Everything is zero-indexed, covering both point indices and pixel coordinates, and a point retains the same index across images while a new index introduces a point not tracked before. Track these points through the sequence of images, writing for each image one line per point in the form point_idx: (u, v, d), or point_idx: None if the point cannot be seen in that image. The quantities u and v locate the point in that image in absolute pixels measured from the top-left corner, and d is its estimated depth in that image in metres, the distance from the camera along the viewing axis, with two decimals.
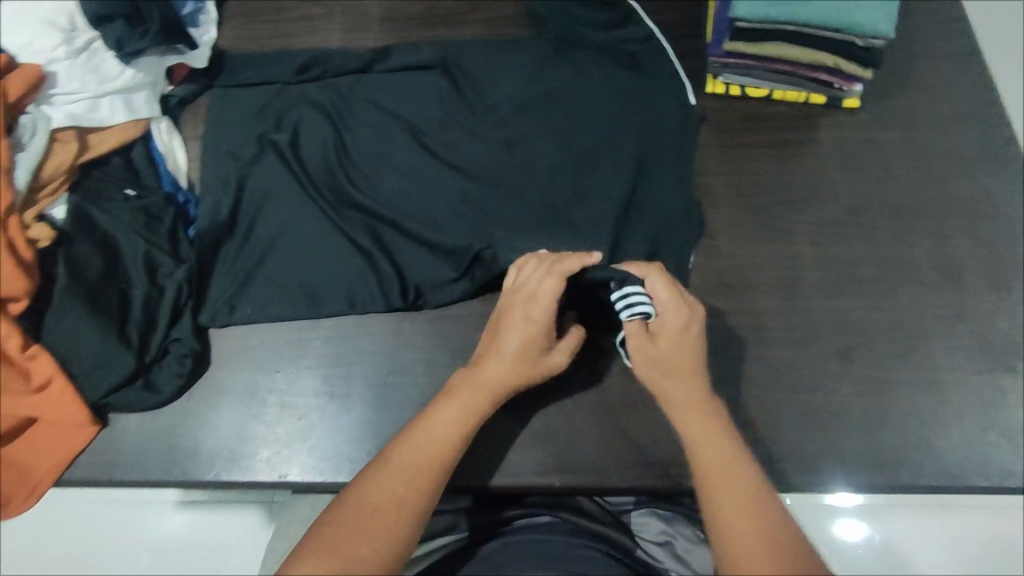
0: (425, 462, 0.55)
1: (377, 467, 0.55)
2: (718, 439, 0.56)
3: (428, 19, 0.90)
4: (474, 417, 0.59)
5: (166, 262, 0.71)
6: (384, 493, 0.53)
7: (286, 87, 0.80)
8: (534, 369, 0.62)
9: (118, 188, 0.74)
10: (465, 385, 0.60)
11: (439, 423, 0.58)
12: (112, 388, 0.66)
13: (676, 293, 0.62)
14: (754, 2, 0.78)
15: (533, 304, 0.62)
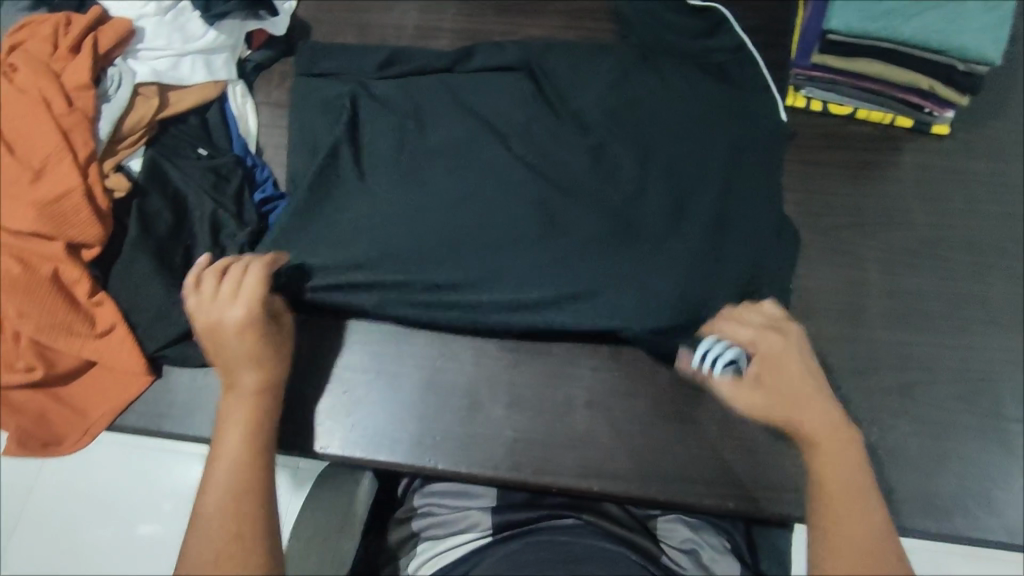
0: (237, 484, 0.55)
1: (209, 491, 0.54)
2: (857, 483, 0.55)
3: (506, 7, 0.89)
4: (262, 427, 0.59)
5: (230, 223, 0.72)
6: (213, 524, 0.53)
7: (367, 83, 0.79)
8: (268, 361, 0.62)
9: (193, 146, 0.75)
10: (245, 387, 0.60)
11: (229, 452, 0.57)
12: (169, 341, 0.68)
13: (775, 328, 0.63)
14: (851, 15, 0.73)
15: (236, 301, 0.61)
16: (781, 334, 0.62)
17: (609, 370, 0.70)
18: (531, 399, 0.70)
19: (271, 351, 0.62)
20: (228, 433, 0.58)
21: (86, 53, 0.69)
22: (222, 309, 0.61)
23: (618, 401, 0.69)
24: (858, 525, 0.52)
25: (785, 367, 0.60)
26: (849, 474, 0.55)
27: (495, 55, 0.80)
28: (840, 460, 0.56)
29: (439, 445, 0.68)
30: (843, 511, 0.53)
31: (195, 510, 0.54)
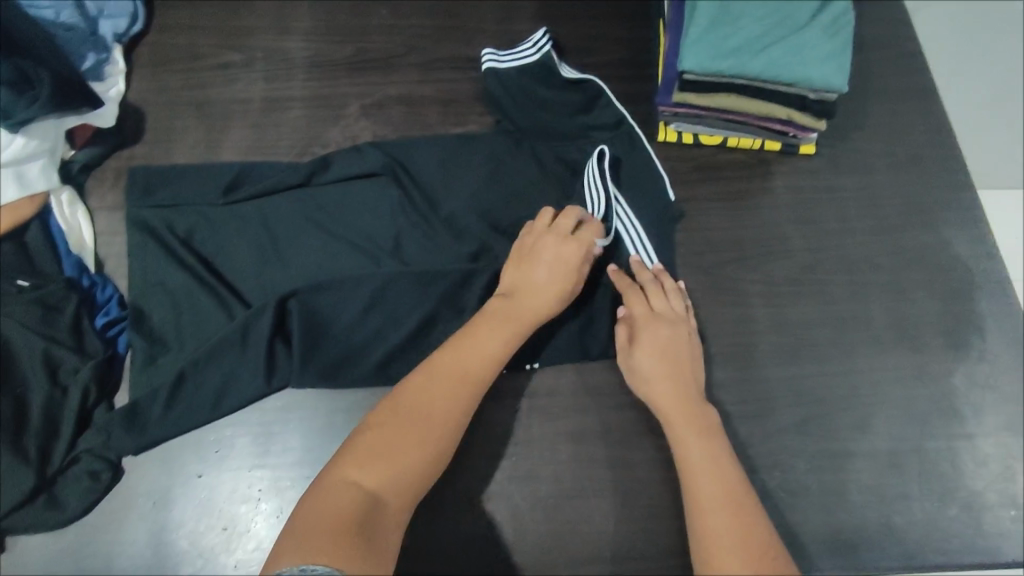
0: (453, 405, 0.57)
1: (427, 390, 0.58)
2: (728, 475, 0.57)
3: (358, 63, 0.86)
4: (519, 334, 0.62)
5: (69, 359, 0.66)
6: (431, 411, 0.57)
7: (208, 209, 0.73)
8: (570, 271, 0.65)
9: (12, 279, 0.67)
10: (504, 311, 0.63)
11: (448, 376, 0.59)
12: (8, 510, 0.61)
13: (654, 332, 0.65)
14: (704, 54, 0.72)
15: (551, 235, 0.66)
16: (665, 325, 0.65)
17: (506, 455, 0.67)
18: (427, 500, 0.65)
19: (572, 281, 0.65)
20: (477, 333, 0.61)
21: None
22: (538, 237, 0.66)
23: (518, 487, 0.66)
24: (729, 523, 0.54)
25: (668, 344, 0.64)
26: (717, 476, 0.57)
27: (355, 161, 0.75)
28: (705, 460, 0.58)
29: None
30: (697, 463, 0.58)
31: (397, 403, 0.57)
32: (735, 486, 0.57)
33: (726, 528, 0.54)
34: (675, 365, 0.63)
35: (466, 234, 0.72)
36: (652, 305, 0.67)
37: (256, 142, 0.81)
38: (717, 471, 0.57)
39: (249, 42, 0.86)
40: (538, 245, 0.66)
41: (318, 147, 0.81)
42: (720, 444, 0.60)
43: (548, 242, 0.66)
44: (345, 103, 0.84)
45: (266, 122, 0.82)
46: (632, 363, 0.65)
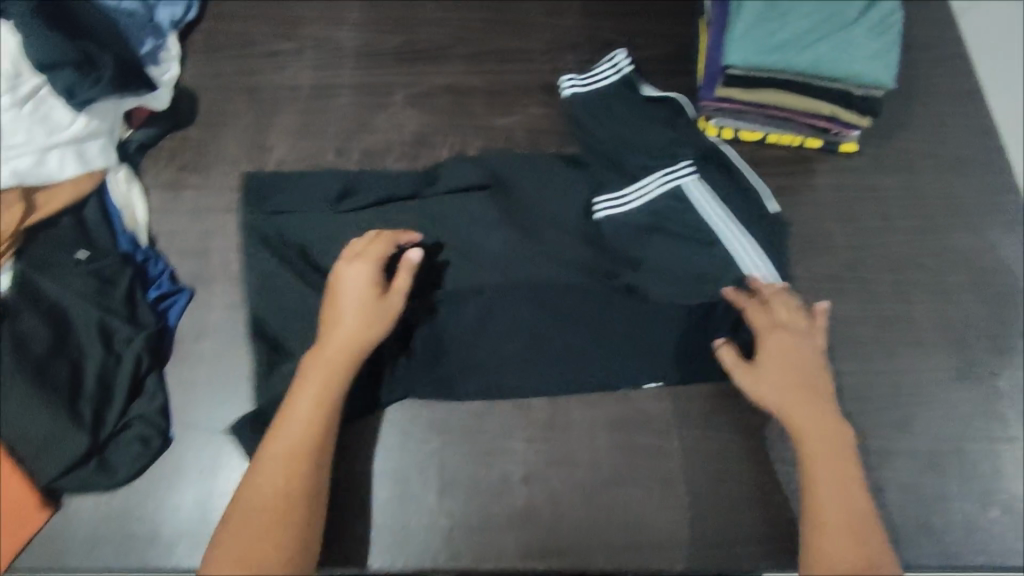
0: (301, 459, 0.58)
1: (262, 470, 0.58)
2: (851, 494, 0.59)
3: (405, 54, 0.88)
4: (337, 381, 0.61)
5: (123, 329, 0.67)
6: (275, 482, 0.57)
7: (312, 210, 0.75)
8: (377, 317, 0.63)
9: (70, 249, 0.69)
10: (314, 363, 0.62)
11: (290, 433, 0.59)
12: (62, 471, 0.62)
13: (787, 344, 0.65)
14: (750, 49, 0.72)
15: (359, 265, 0.64)
16: (796, 340, 0.66)
17: (544, 438, 0.68)
18: (465, 479, 0.66)
19: (375, 321, 0.63)
20: (299, 402, 0.60)
21: None
22: (340, 274, 0.64)
23: (556, 470, 0.67)
24: (850, 546, 0.57)
25: (792, 361, 0.65)
26: (842, 495, 0.59)
27: (459, 172, 0.77)
28: (830, 478, 0.60)
29: (373, 545, 0.64)
30: (823, 482, 0.60)
31: (252, 475, 0.58)
32: (860, 509, 0.59)
33: (843, 547, 0.57)
34: (806, 382, 0.64)
35: (546, 237, 0.74)
36: (779, 318, 0.67)
37: (305, 127, 0.83)
38: (842, 491, 0.59)
39: (301, 31, 0.88)
40: (347, 282, 0.64)
41: (365, 134, 0.83)
42: (857, 470, 0.61)
43: (359, 289, 0.64)
44: (392, 93, 0.86)
45: (316, 109, 0.84)
46: (756, 378, 0.65)
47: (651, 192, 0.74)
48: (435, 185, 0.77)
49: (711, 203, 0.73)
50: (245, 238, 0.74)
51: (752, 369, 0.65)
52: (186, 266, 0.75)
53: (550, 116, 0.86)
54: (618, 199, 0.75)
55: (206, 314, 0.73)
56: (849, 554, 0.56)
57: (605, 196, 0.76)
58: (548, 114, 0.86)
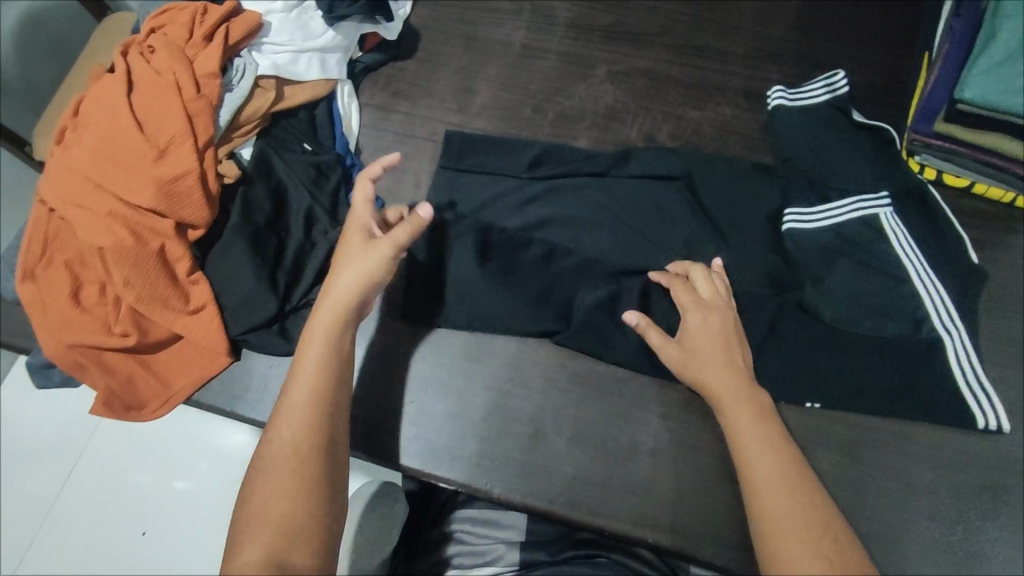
0: (316, 407, 0.54)
1: (283, 419, 0.54)
2: (790, 470, 0.54)
3: (613, 32, 0.91)
4: (330, 338, 0.58)
5: (324, 220, 0.75)
6: (290, 444, 0.52)
7: (514, 181, 0.79)
8: (371, 257, 0.61)
9: (299, 140, 0.78)
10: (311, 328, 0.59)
11: (309, 369, 0.57)
12: (252, 326, 0.70)
13: (721, 326, 0.64)
14: (991, 86, 0.69)
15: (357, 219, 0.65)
16: (713, 312, 0.65)
17: (679, 420, 0.69)
18: (595, 436, 0.68)
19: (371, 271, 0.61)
20: (310, 355, 0.58)
21: (217, 43, 0.72)
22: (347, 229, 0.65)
23: (685, 454, 0.67)
24: (811, 516, 0.51)
25: (713, 328, 0.64)
26: (777, 465, 0.55)
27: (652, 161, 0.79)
28: (762, 447, 0.56)
29: (497, 472, 0.67)
30: (752, 449, 0.56)
31: (264, 439, 0.54)
32: (810, 488, 0.53)
33: (790, 512, 0.51)
34: (732, 355, 0.63)
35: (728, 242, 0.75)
36: (696, 292, 0.67)
37: (509, 81, 0.88)
38: (781, 462, 0.55)
39: None
40: (348, 235, 0.64)
41: (561, 98, 0.87)
42: (794, 450, 0.57)
43: (352, 244, 0.63)
44: (594, 66, 0.89)
45: (521, 67, 0.89)
46: (687, 352, 0.64)
47: (844, 217, 0.74)
48: (626, 171, 0.79)
49: (906, 241, 0.72)
50: (441, 169, 0.81)
51: (685, 349, 0.64)
52: (383, 182, 0.82)
53: (742, 117, 0.86)
54: (809, 215, 0.75)
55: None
56: (800, 525, 0.51)
57: (794, 209, 0.75)
58: (742, 116, 0.86)
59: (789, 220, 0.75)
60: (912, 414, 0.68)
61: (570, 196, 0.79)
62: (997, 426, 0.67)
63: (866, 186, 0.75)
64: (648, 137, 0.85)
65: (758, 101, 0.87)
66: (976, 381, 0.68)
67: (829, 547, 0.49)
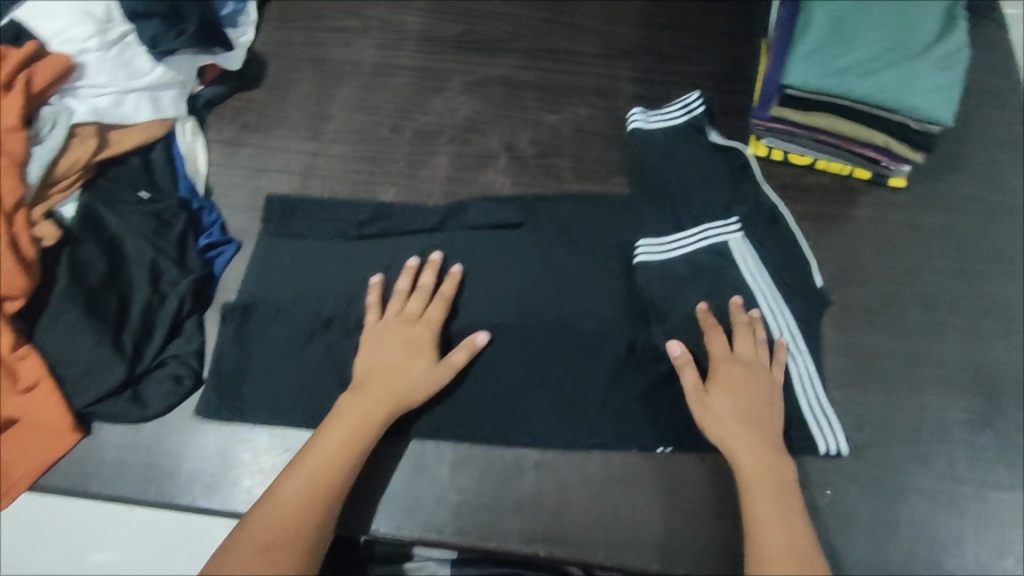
0: (307, 498, 0.58)
1: (270, 503, 0.58)
2: (787, 519, 0.59)
3: (464, 42, 0.91)
4: (357, 442, 0.62)
5: (171, 271, 0.70)
6: (279, 518, 0.57)
7: (345, 242, 0.76)
8: (426, 377, 0.65)
9: (133, 189, 0.73)
10: (349, 410, 0.63)
11: (323, 449, 0.61)
12: (98, 398, 0.65)
13: (755, 386, 0.65)
14: (811, 71, 0.73)
15: (411, 324, 0.68)
16: (743, 368, 0.66)
17: (561, 428, 0.69)
18: (478, 458, 0.69)
19: (437, 382, 0.65)
20: (324, 439, 0.61)
21: (17, 92, 0.66)
22: (392, 326, 0.68)
23: (569, 461, 0.68)
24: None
25: (745, 377, 0.66)
26: (778, 514, 0.59)
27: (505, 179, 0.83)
28: (769, 494, 0.60)
29: (383, 507, 0.67)
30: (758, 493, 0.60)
31: (254, 509, 0.58)
32: (811, 560, 0.56)
33: (779, 562, 0.56)
34: (756, 416, 0.64)
35: (593, 247, 0.77)
36: (737, 352, 0.67)
37: (363, 102, 0.86)
38: (784, 525, 0.58)
39: (367, 11, 0.92)
40: (394, 334, 0.68)
41: (419, 115, 0.86)
42: (803, 526, 0.59)
43: (396, 347, 0.67)
44: (449, 78, 0.88)
45: (375, 87, 0.87)
46: (706, 401, 0.65)
47: (693, 245, 0.74)
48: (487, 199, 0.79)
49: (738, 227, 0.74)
50: (298, 203, 0.78)
51: (704, 396, 0.65)
52: (237, 220, 0.79)
53: (599, 117, 0.87)
54: (659, 246, 0.74)
55: (249, 268, 0.76)
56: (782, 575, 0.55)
57: (644, 242, 0.75)
58: (598, 115, 0.87)
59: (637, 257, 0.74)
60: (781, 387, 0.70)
61: (432, 216, 0.78)
62: (836, 449, 0.69)
63: (715, 177, 0.78)
64: (509, 146, 0.85)
65: (612, 99, 0.88)
66: (820, 413, 0.70)
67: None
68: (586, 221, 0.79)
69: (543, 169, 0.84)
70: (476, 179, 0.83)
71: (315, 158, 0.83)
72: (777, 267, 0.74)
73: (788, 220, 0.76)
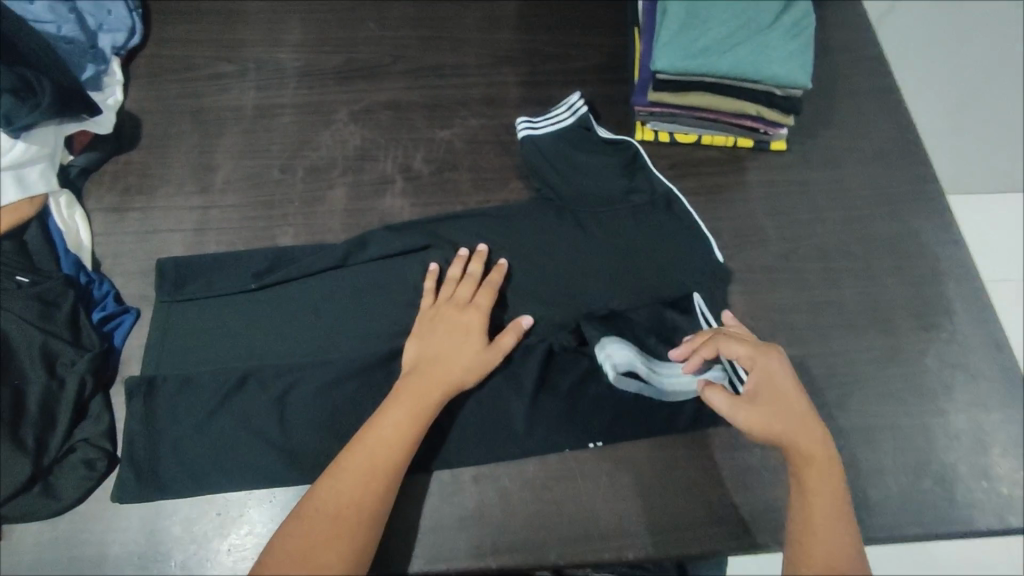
0: (367, 481, 0.58)
1: (331, 485, 0.58)
2: (825, 473, 0.58)
3: (346, 72, 0.90)
4: (419, 422, 0.62)
5: (65, 351, 0.67)
6: (336, 502, 0.57)
7: (247, 297, 0.73)
8: (477, 360, 0.67)
9: (10, 274, 0.69)
10: (400, 400, 0.62)
11: (385, 428, 0.61)
12: (3, 500, 0.61)
13: (788, 375, 0.62)
14: (675, 55, 0.76)
15: (464, 312, 0.70)
16: (772, 362, 0.62)
17: (495, 439, 0.69)
18: (417, 484, 0.69)
19: (488, 365, 0.67)
20: (387, 419, 0.61)
21: None
22: (447, 315, 0.70)
23: (506, 469, 0.69)
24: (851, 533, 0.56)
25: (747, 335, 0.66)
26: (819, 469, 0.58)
27: (412, 203, 0.83)
28: (812, 447, 0.59)
29: None
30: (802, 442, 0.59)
31: (314, 487, 0.58)
32: (857, 549, 0.55)
33: (835, 555, 0.54)
34: (795, 404, 0.61)
35: (501, 253, 0.78)
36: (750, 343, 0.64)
37: (251, 146, 0.85)
38: (835, 510, 0.56)
39: (242, 54, 0.90)
40: (472, 318, 0.69)
41: (309, 151, 0.85)
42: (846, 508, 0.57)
43: (472, 338, 0.68)
44: (336, 110, 0.88)
45: (260, 129, 0.86)
46: (743, 404, 0.60)
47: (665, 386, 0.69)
48: (391, 226, 0.79)
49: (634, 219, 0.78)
50: (196, 262, 0.76)
51: (741, 399, 0.61)
52: (136, 289, 0.76)
53: (489, 126, 0.88)
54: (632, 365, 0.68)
55: (153, 335, 0.72)
56: (846, 571, 0.53)
57: (613, 362, 0.68)
58: (489, 124, 0.88)
59: (607, 362, 0.68)
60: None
61: (335, 247, 0.76)
62: None
63: (606, 171, 0.81)
64: (404, 168, 0.85)
65: (501, 106, 0.90)
66: None
67: (852, 569, 0.53)
68: (491, 233, 0.79)
69: (441, 186, 0.84)
70: (377, 206, 0.82)
71: (208, 212, 0.81)
72: (677, 250, 0.78)
73: (677, 202, 0.80)
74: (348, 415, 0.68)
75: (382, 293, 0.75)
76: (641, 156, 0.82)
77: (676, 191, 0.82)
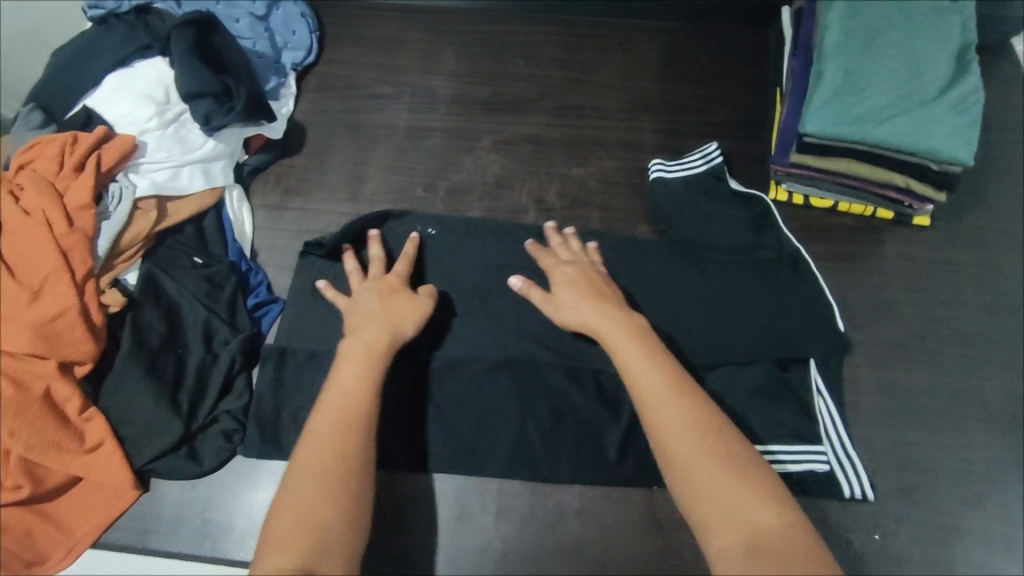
0: (337, 437, 0.56)
1: (306, 450, 0.56)
2: (705, 424, 0.53)
3: (491, 103, 0.96)
4: (372, 370, 0.62)
5: (223, 330, 0.74)
6: (316, 463, 0.55)
7: None
8: (395, 306, 0.69)
9: (188, 256, 0.78)
10: (349, 361, 0.62)
11: (343, 385, 0.60)
12: (156, 455, 0.68)
13: (591, 278, 0.68)
14: (827, 119, 0.75)
15: (360, 282, 0.71)
16: (574, 265, 0.70)
17: (602, 477, 0.70)
18: (522, 508, 0.70)
19: (411, 305, 0.69)
20: (338, 377, 0.61)
21: (89, 172, 0.70)
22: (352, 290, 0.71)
23: (610, 510, 0.69)
24: (752, 494, 0.49)
25: (580, 276, 0.69)
26: (688, 438, 0.52)
27: None
28: (677, 415, 0.54)
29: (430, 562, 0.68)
30: (662, 412, 0.54)
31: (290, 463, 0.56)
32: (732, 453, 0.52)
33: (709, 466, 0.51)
34: (611, 302, 0.65)
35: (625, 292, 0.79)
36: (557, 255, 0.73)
37: (398, 163, 0.91)
38: (691, 418, 0.54)
39: (399, 78, 0.98)
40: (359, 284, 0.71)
41: (450, 174, 0.90)
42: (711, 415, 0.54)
43: (376, 295, 0.69)
44: (478, 138, 0.93)
45: (408, 148, 0.93)
46: (557, 298, 0.67)
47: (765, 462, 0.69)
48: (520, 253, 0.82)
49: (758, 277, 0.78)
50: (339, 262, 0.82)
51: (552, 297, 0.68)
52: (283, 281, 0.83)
53: (622, 168, 0.91)
54: None
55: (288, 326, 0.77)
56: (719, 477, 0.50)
57: None
58: (622, 167, 0.91)
59: None
60: (811, 425, 0.71)
61: (468, 268, 0.80)
62: (862, 494, 0.69)
63: (737, 226, 0.80)
64: (537, 199, 0.88)
65: (635, 150, 0.92)
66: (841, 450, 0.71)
67: (734, 488, 0.50)
68: (616, 272, 0.81)
69: (571, 220, 0.87)
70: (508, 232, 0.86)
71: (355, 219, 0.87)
72: (804, 313, 0.76)
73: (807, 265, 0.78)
74: (462, 429, 0.71)
75: (506, 316, 0.78)
76: (773, 216, 0.81)
77: (807, 255, 0.80)
